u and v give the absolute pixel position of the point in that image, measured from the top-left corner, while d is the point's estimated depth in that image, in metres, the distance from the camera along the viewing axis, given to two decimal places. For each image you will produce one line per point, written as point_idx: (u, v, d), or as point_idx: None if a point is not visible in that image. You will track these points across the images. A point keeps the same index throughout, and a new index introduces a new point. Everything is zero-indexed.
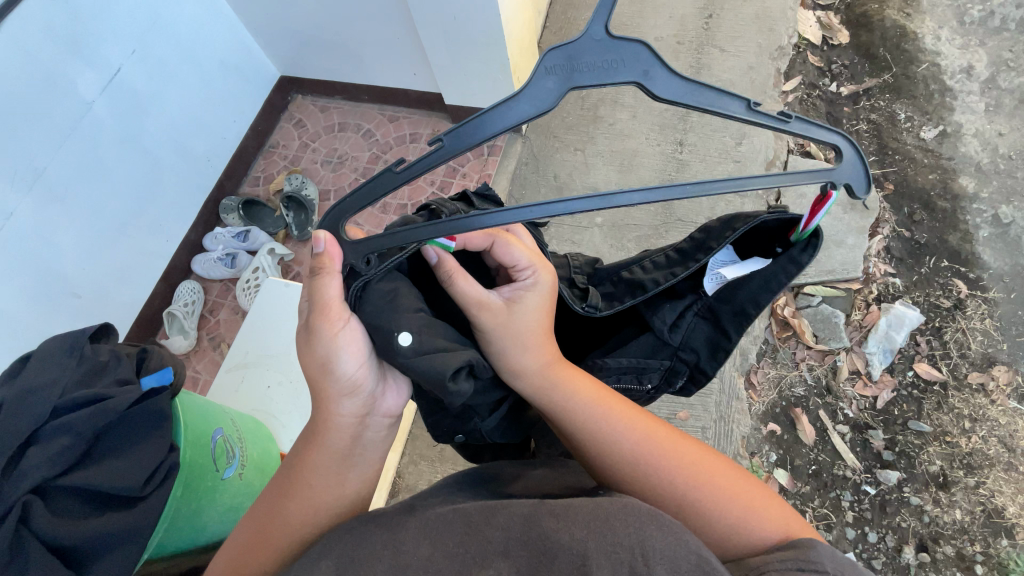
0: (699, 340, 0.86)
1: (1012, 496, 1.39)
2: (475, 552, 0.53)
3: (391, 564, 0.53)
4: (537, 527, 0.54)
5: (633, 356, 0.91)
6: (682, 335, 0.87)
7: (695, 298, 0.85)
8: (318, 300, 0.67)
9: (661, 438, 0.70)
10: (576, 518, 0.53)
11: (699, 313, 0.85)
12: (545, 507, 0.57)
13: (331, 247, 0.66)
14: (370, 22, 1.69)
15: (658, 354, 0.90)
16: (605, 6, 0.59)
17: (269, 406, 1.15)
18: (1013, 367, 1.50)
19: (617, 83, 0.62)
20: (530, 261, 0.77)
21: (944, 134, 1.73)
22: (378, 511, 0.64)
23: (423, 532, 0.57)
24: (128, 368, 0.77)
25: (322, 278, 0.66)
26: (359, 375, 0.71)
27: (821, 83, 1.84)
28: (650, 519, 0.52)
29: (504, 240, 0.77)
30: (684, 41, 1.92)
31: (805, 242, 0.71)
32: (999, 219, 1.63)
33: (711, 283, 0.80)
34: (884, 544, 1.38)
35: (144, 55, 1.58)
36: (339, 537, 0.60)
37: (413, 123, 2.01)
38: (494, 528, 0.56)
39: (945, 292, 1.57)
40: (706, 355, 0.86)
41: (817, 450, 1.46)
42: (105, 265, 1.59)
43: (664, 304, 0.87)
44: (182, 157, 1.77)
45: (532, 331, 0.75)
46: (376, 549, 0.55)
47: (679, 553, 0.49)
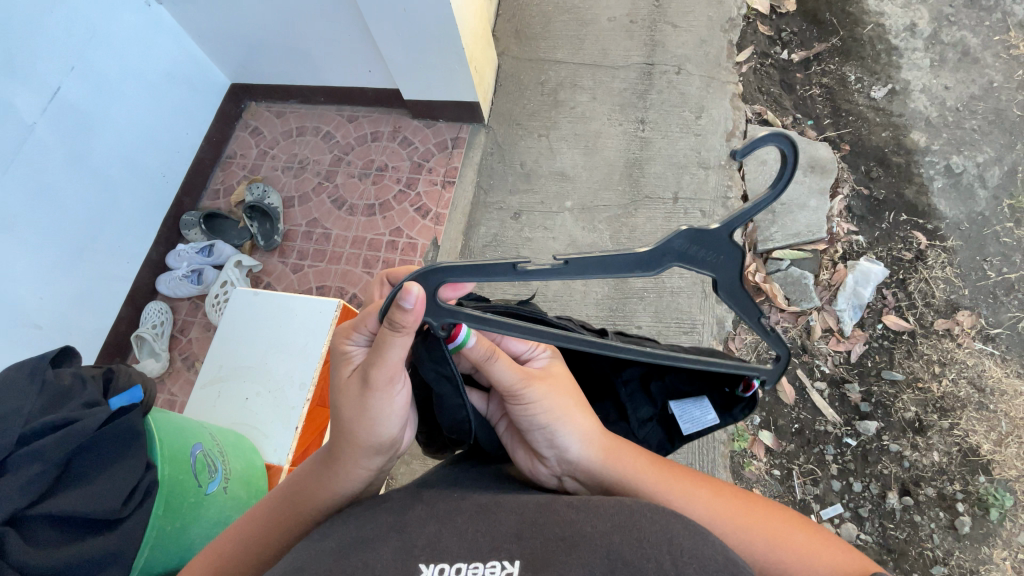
0: (654, 439, 0.90)
1: (985, 433, 1.44)
2: (485, 531, 0.54)
3: (399, 542, 0.54)
4: (554, 515, 0.53)
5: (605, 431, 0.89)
6: (646, 432, 0.89)
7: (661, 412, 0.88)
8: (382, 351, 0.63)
9: (724, 495, 0.67)
10: (597, 510, 0.53)
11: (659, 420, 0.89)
12: (559, 500, 0.56)
13: (418, 304, 0.60)
14: (318, 21, 1.66)
15: (624, 441, 0.90)
16: (744, 216, 0.59)
17: (251, 418, 1.12)
18: (976, 311, 1.55)
19: (697, 271, 0.63)
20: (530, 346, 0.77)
21: (893, 92, 1.77)
22: (385, 496, 0.64)
23: (431, 514, 0.57)
24: (94, 390, 0.74)
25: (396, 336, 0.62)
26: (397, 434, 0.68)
27: (773, 51, 1.87)
28: (676, 519, 0.50)
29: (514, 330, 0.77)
30: (637, 20, 1.94)
31: (746, 402, 0.82)
32: (952, 169, 1.67)
33: (686, 423, 0.85)
34: (869, 492, 1.43)
35: (85, 71, 1.53)
36: (353, 521, 0.59)
37: (373, 121, 1.97)
38: (506, 510, 0.56)
39: (906, 245, 1.62)
40: (656, 452, 0.90)
41: (798, 409, 1.50)
42: (65, 292, 1.53)
43: (642, 404, 0.87)
44: (135, 174, 1.71)
45: (572, 401, 0.71)
46: (383, 530, 0.56)
47: (708, 553, 0.47)
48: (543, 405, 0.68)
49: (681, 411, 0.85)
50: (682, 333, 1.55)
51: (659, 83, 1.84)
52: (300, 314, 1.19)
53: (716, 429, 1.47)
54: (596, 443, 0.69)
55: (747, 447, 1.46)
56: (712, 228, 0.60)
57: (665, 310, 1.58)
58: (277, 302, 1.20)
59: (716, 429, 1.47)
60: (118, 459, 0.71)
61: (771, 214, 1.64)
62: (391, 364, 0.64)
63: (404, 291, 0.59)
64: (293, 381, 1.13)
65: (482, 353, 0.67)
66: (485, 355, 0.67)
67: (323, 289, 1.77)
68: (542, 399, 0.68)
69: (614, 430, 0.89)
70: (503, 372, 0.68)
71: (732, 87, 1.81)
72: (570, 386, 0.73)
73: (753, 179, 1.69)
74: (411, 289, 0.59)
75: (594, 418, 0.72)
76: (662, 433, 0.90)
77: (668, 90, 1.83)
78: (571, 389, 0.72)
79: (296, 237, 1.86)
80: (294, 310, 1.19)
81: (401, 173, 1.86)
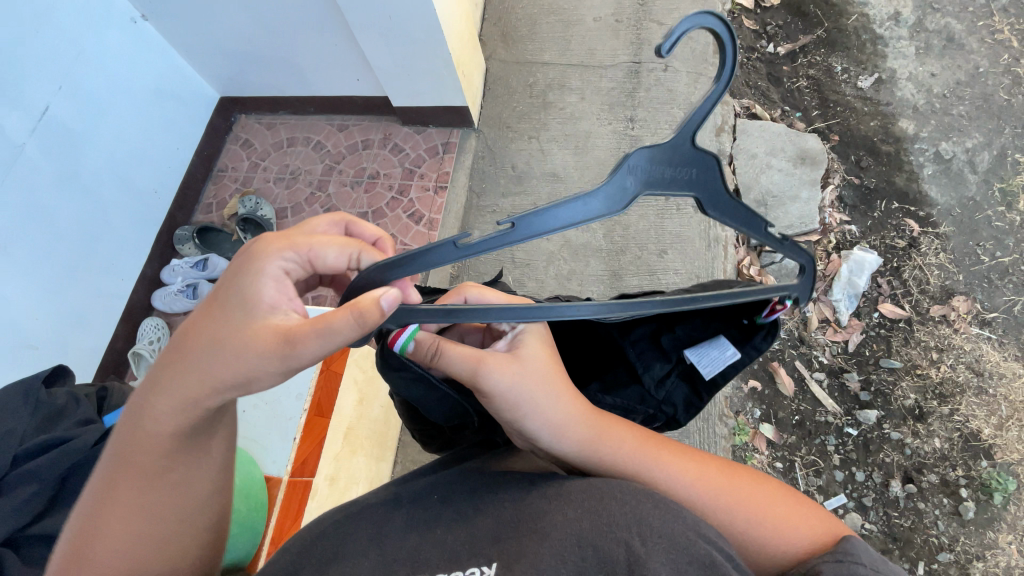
0: (677, 398, 0.89)
1: (985, 418, 1.44)
2: (464, 540, 0.56)
3: (379, 555, 0.55)
4: (530, 509, 0.56)
5: (625, 396, 0.88)
6: (665, 390, 0.88)
7: (678, 364, 0.87)
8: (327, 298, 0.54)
9: (706, 465, 0.67)
10: (567, 499, 0.55)
11: (680, 375, 0.88)
12: (541, 491, 0.59)
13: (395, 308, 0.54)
14: (304, 30, 1.66)
15: (645, 402, 0.89)
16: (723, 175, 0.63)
17: (248, 431, 1.13)
18: (971, 296, 1.55)
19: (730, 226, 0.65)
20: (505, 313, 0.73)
21: (880, 81, 1.78)
22: (368, 502, 0.64)
23: (411, 526, 0.59)
24: (89, 408, 0.74)
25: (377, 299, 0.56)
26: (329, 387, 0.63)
27: (759, 45, 1.87)
28: (646, 500, 0.53)
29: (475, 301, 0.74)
30: (622, 19, 1.95)
31: (767, 329, 0.78)
32: (941, 155, 1.68)
33: (707, 368, 0.83)
34: (871, 480, 1.43)
35: (73, 90, 1.53)
36: (337, 531, 0.60)
37: (363, 129, 1.98)
38: (485, 517, 0.58)
39: (899, 233, 1.62)
40: (682, 410, 0.88)
41: (798, 401, 1.50)
42: (61, 311, 1.53)
43: (655, 363, 0.87)
44: (127, 191, 1.71)
45: (542, 384, 0.68)
46: (363, 543, 0.57)
47: (675, 529, 0.50)
48: (507, 398, 0.66)
49: (698, 356, 0.84)
50: None
51: (646, 81, 1.85)
52: None
53: (717, 424, 1.46)
54: (570, 427, 0.68)
55: (749, 441, 1.46)
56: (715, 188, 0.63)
57: None
58: None
59: (716, 424, 1.46)
60: None
61: (763, 207, 1.65)
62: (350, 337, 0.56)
63: (384, 293, 0.53)
64: (290, 392, 1.19)
65: (432, 343, 0.66)
66: (433, 348, 0.66)
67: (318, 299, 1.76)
68: (505, 392, 0.66)
69: (630, 395, 0.88)
70: (460, 361, 0.66)
71: None
72: (543, 365, 0.69)
73: (743, 172, 1.69)
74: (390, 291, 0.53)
75: (573, 395, 0.70)
76: (685, 391, 0.88)
77: (655, 87, 1.84)
78: (542, 371, 0.69)
79: None
80: None
81: (392, 180, 1.87)
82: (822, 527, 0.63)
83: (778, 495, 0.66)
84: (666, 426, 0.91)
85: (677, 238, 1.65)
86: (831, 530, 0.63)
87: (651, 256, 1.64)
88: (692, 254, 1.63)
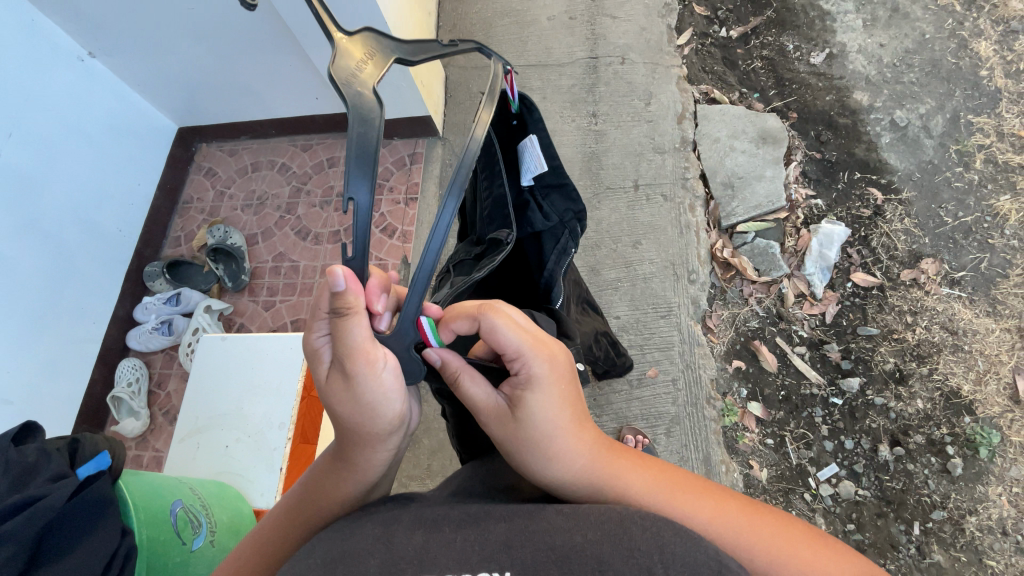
0: (560, 204, 0.99)
1: (964, 374, 1.48)
2: (473, 540, 0.50)
3: (385, 555, 0.49)
4: (543, 523, 0.51)
5: (553, 249, 1.01)
6: (551, 213, 0.99)
7: (530, 193, 0.98)
8: (323, 347, 0.62)
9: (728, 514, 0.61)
10: (586, 519, 0.51)
11: (541, 192, 0.99)
12: (550, 506, 0.55)
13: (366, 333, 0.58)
14: (257, 52, 1.63)
15: (558, 234, 1.01)
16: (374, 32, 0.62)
17: (232, 466, 1.10)
18: (939, 257, 1.58)
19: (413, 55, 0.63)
20: (518, 349, 0.61)
21: (831, 56, 1.82)
22: (371, 507, 0.58)
23: (417, 522, 0.53)
24: (60, 462, 0.72)
25: (350, 321, 0.57)
26: (403, 411, 0.64)
27: (712, 30, 1.89)
28: (667, 527, 0.50)
29: (489, 323, 0.61)
30: (575, 16, 1.96)
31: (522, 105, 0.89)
32: (897, 123, 1.72)
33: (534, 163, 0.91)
34: (861, 447, 1.46)
35: (23, 135, 1.48)
36: (330, 535, 0.53)
37: (328, 147, 1.96)
38: (495, 518, 0.53)
39: (863, 202, 1.65)
40: (569, 203, 0.99)
41: (782, 375, 1.52)
42: (30, 361, 1.48)
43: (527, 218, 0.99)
44: (90, 232, 1.67)
45: (551, 437, 0.62)
46: (369, 542, 0.50)
47: (698, 558, 0.47)
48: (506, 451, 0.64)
49: (526, 173, 0.93)
50: (660, 318, 1.58)
51: (605, 75, 1.86)
52: (273, 353, 1.17)
53: (705, 407, 1.49)
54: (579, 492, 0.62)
55: (738, 421, 1.48)
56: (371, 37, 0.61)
57: (641, 298, 1.60)
58: (248, 344, 1.19)
59: (705, 407, 1.49)
60: (90, 530, 0.70)
61: (730, 189, 1.67)
62: (346, 372, 0.59)
63: (350, 325, 0.57)
64: (272, 423, 1.11)
65: (455, 369, 0.65)
66: (455, 375, 0.65)
67: (298, 322, 1.75)
68: (504, 446, 0.64)
69: (550, 247, 1.01)
70: (476, 391, 0.65)
71: (676, 71, 1.83)
72: (553, 420, 0.62)
73: (708, 158, 1.72)
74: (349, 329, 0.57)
75: (582, 452, 0.62)
76: (559, 196, 0.99)
77: (615, 81, 1.85)
78: (549, 432, 0.62)
79: (264, 274, 1.84)
80: (265, 349, 1.17)
81: None
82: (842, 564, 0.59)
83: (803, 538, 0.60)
84: (582, 225, 1.01)
85: (649, 228, 1.66)
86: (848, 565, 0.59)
87: (626, 248, 1.65)
88: (666, 242, 1.65)
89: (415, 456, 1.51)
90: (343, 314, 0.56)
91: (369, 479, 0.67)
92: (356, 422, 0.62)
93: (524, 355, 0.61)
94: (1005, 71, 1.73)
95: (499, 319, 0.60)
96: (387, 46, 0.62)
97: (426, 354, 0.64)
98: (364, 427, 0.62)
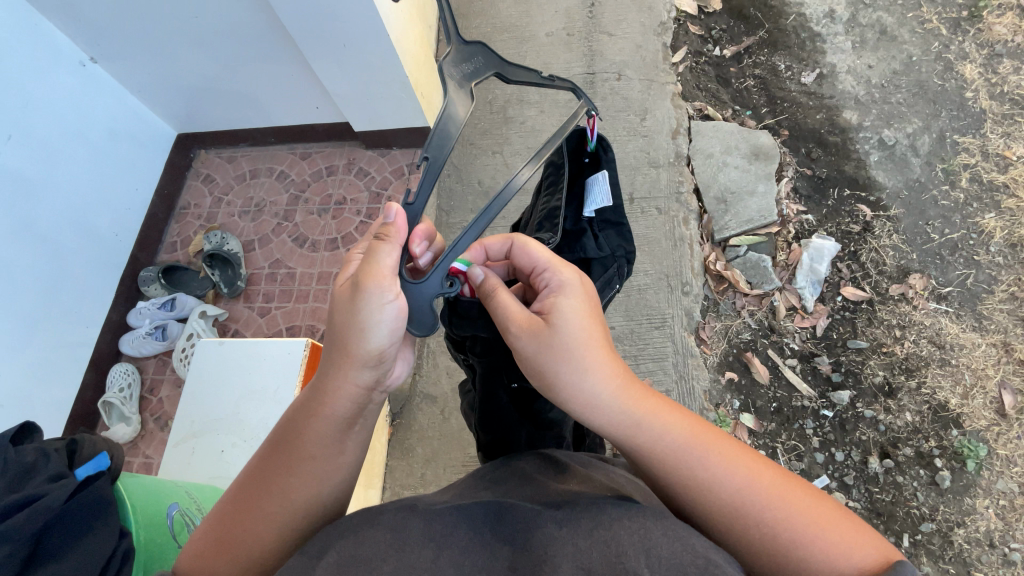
0: (616, 242, 1.00)
1: (951, 388, 1.50)
2: (481, 565, 0.50)
3: (397, 561, 0.49)
4: (540, 534, 0.52)
5: (598, 278, 0.99)
6: (605, 243, 0.99)
7: (589, 224, 0.99)
8: (354, 261, 0.76)
9: (752, 475, 0.60)
10: (579, 528, 0.51)
11: (602, 227, 1.00)
12: (546, 511, 0.56)
13: (392, 256, 0.69)
14: (260, 61, 1.65)
15: (607, 267, 0.99)
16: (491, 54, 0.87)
17: (227, 471, 1.10)
18: (926, 273, 1.62)
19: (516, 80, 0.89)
20: (549, 265, 0.74)
21: (822, 76, 1.86)
22: (380, 508, 0.58)
23: (429, 533, 0.52)
24: (59, 462, 0.71)
25: (383, 246, 0.69)
26: (387, 344, 0.68)
27: (706, 49, 1.94)
28: (656, 528, 0.50)
29: (521, 242, 0.75)
30: (573, 32, 2.00)
31: (599, 146, 0.97)
32: (885, 142, 1.76)
33: (602, 194, 0.94)
34: (851, 459, 1.47)
35: (23, 138, 1.48)
36: (341, 537, 0.54)
37: (327, 156, 1.98)
38: (499, 540, 0.53)
39: (853, 218, 1.69)
40: (624, 240, 0.99)
41: (774, 388, 1.54)
42: (22, 364, 1.47)
43: (579, 242, 0.98)
44: (86, 236, 1.67)
45: (581, 343, 0.67)
46: (380, 549, 0.50)
47: (684, 558, 0.46)
48: (538, 366, 0.69)
49: (591, 205, 0.96)
50: (654, 329, 1.59)
51: (602, 90, 1.90)
52: (271, 358, 1.17)
53: (699, 418, 1.50)
54: (609, 406, 0.65)
55: (730, 432, 1.50)
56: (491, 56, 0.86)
57: (636, 310, 1.62)
58: (246, 348, 1.19)
59: (698, 418, 1.50)
60: (87, 532, 0.69)
61: (723, 204, 1.70)
62: (357, 285, 0.66)
63: (385, 247, 0.69)
64: (269, 428, 1.11)
65: (492, 286, 0.74)
66: (491, 290, 0.74)
67: (293, 329, 1.75)
68: (535, 359, 0.69)
69: (596, 275, 0.99)
70: (507, 307, 0.72)
71: (671, 88, 1.87)
72: (582, 334, 0.68)
73: (702, 172, 1.75)
74: (383, 251, 0.68)
75: (617, 368, 0.67)
76: (615, 232, 1.00)
77: (611, 96, 1.88)
78: (578, 342, 0.67)
79: (260, 281, 1.84)
80: (264, 355, 1.17)
81: (360, 205, 1.87)
82: (863, 542, 0.55)
83: (818, 506, 0.58)
84: (631, 266, 1.00)
85: (644, 240, 1.69)
86: (867, 544, 0.55)
87: None
88: (660, 253, 1.67)
89: (409, 464, 1.51)
90: (387, 241, 0.69)
91: (338, 413, 0.68)
92: (343, 344, 0.67)
93: (555, 267, 0.73)
94: (990, 93, 1.79)
95: (531, 245, 0.75)
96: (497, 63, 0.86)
97: (471, 272, 0.76)
98: (351, 351, 0.67)
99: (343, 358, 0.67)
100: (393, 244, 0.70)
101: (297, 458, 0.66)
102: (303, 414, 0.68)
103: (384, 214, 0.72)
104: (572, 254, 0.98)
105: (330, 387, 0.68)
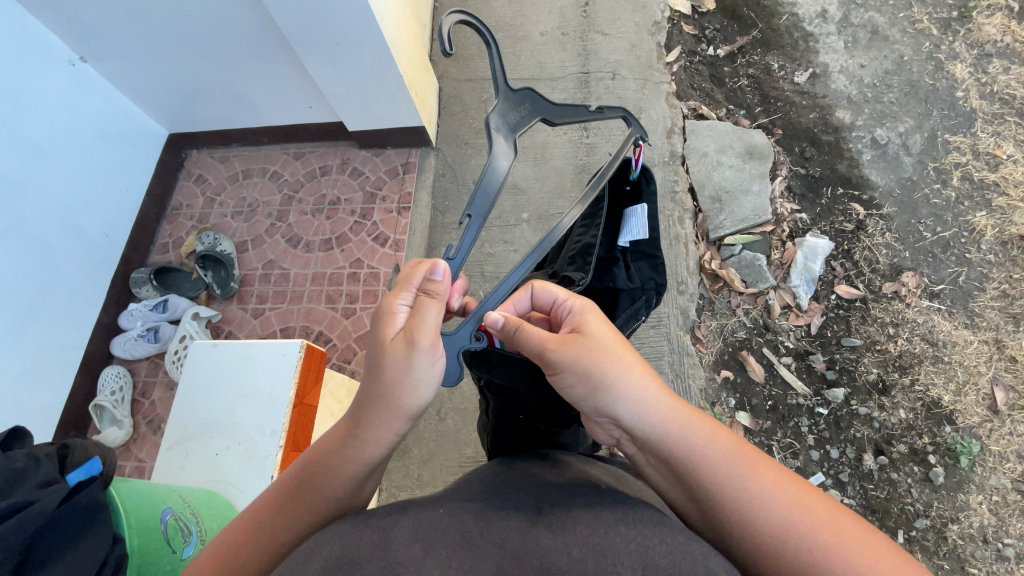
0: (647, 272, 1.01)
1: (944, 385, 1.52)
2: (469, 567, 0.48)
3: (384, 561, 0.48)
4: (534, 543, 0.50)
5: (625, 309, 0.98)
6: (636, 272, 1.00)
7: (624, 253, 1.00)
8: (400, 314, 0.71)
9: (794, 485, 0.59)
10: (574, 536, 0.51)
11: (635, 255, 1.02)
12: (541, 521, 0.55)
13: (436, 316, 0.68)
14: (253, 60, 1.64)
15: (637, 297, 0.99)
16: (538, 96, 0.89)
17: (221, 474, 1.09)
18: (918, 271, 1.63)
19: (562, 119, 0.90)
20: (570, 296, 0.76)
21: (815, 75, 1.87)
22: (369, 510, 0.58)
23: (416, 534, 0.52)
24: (50, 468, 0.70)
25: (429, 304, 0.68)
26: (429, 399, 0.69)
27: (699, 49, 1.95)
28: (654, 535, 0.50)
29: (540, 282, 0.79)
30: (568, 32, 2.00)
31: (641, 177, 1.00)
32: (877, 141, 1.77)
33: (637, 226, 0.97)
34: (846, 456, 1.48)
35: (11, 140, 1.46)
36: (331, 536, 0.53)
37: (320, 156, 1.96)
38: (487, 542, 0.52)
39: (846, 217, 1.70)
40: (656, 271, 1.01)
41: (769, 385, 1.55)
42: (13, 367, 1.45)
43: (612, 271, 0.99)
44: (76, 237, 1.65)
45: (619, 351, 0.67)
46: (367, 549, 0.50)
47: (683, 566, 0.46)
48: (579, 371, 0.66)
49: (627, 235, 0.98)
50: (650, 328, 1.60)
51: (596, 90, 1.90)
52: (265, 361, 1.16)
53: None
54: (652, 409, 0.64)
55: None
56: (540, 98, 0.89)
57: None
58: (238, 351, 1.18)
59: None
60: (79, 538, 0.68)
61: (717, 203, 1.71)
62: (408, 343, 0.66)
63: (430, 307, 0.68)
64: (263, 431, 1.10)
65: (515, 321, 0.73)
66: (518, 323, 0.73)
67: (288, 330, 1.74)
68: (574, 364, 0.66)
69: (624, 305, 0.98)
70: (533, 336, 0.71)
71: (666, 87, 1.88)
72: (615, 345, 0.67)
73: (696, 171, 1.76)
74: (429, 314, 0.68)
75: (656, 380, 0.67)
76: (647, 265, 1.02)
77: (606, 95, 1.89)
78: (615, 353, 0.66)
79: (254, 282, 1.83)
80: (257, 357, 1.16)
81: (354, 205, 1.86)
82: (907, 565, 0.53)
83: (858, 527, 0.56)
84: (660, 297, 1.01)
85: None
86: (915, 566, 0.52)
87: None
88: None
89: (405, 466, 1.50)
90: (432, 298, 0.69)
91: (370, 462, 0.67)
92: (391, 396, 0.66)
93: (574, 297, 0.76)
94: (980, 92, 1.80)
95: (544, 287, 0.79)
96: (544, 106, 0.88)
97: (490, 317, 0.75)
98: (395, 402, 0.66)
99: (387, 404, 0.66)
100: (435, 303, 0.69)
101: (320, 494, 0.65)
102: (337, 451, 0.67)
103: (428, 270, 0.72)
104: (602, 283, 1.00)
105: (369, 435, 0.67)
